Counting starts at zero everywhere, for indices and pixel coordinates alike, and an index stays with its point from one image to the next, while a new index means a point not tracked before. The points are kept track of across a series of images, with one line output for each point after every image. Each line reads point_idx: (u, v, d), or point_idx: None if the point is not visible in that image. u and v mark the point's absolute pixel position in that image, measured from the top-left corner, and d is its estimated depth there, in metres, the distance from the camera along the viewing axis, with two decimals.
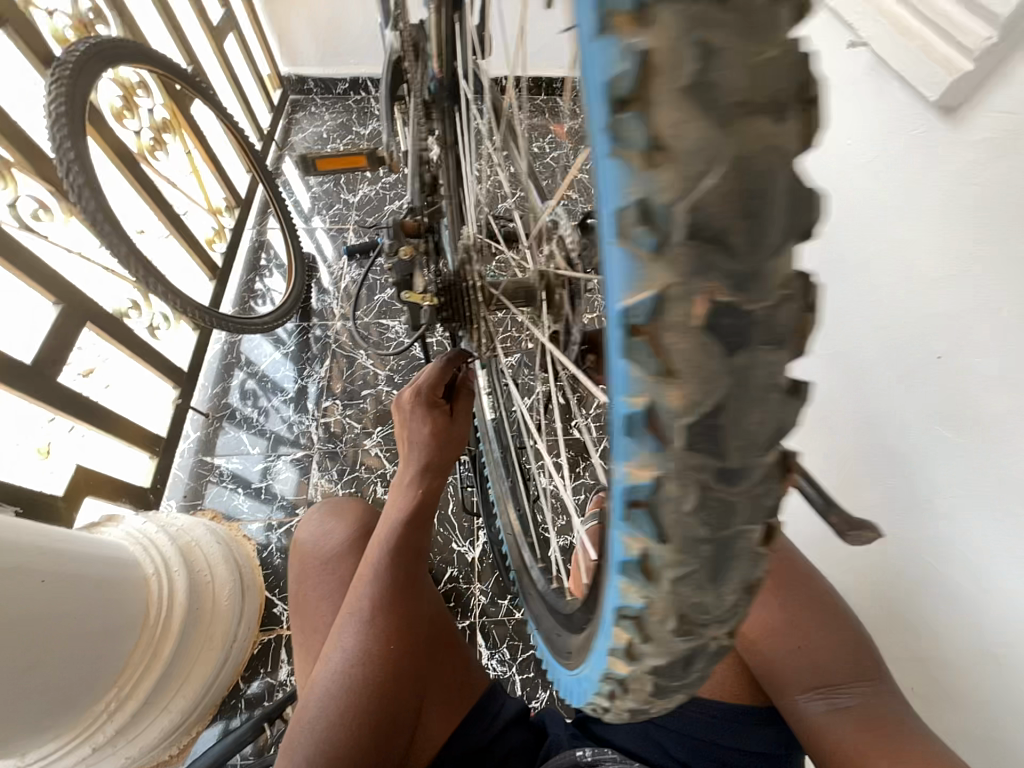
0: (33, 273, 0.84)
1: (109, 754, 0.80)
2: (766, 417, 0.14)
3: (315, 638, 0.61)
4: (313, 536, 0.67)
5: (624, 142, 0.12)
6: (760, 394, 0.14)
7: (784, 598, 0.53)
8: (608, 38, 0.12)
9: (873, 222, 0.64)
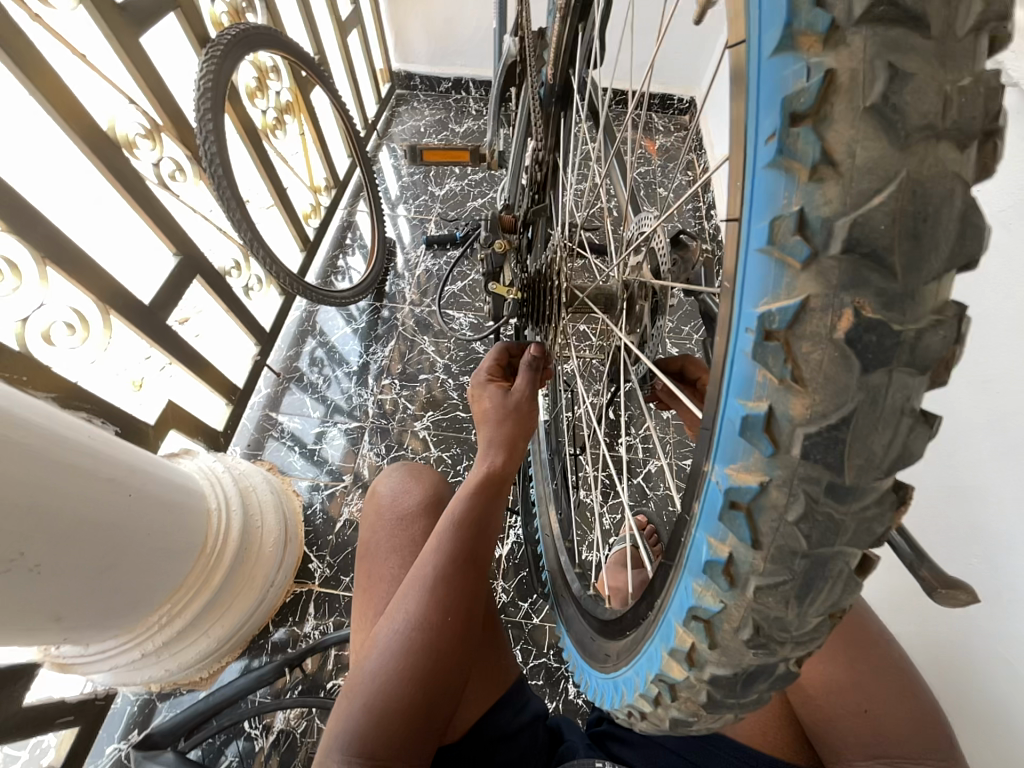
0: (161, 224, 0.94)
1: (153, 663, 0.87)
2: (882, 427, 0.20)
3: (377, 588, 0.64)
4: (389, 491, 0.71)
5: (784, 242, 0.20)
6: (882, 409, 0.20)
7: (871, 682, 0.48)
8: (784, 181, 0.20)
9: (986, 271, 0.59)
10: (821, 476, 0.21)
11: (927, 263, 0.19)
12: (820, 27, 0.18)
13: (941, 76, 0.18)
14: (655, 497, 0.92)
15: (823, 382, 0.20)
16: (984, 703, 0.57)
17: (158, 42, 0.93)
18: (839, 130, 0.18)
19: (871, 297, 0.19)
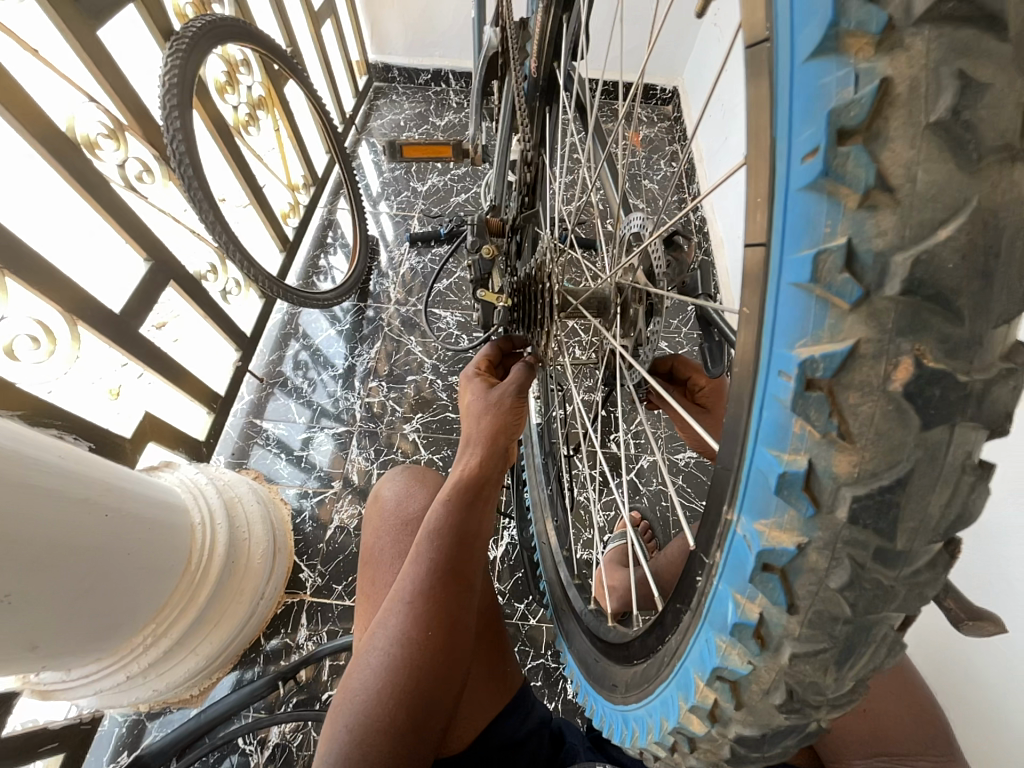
0: (130, 228, 0.90)
1: (140, 684, 0.84)
2: (934, 484, 0.19)
3: (376, 598, 0.62)
4: (393, 494, 0.70)
5: (831, 280, 0.19)
6: (937, 465, 0.19)
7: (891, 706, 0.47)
8: (827, 207, 0.18)
9: None
10: (868, 530, 0.20)
11: (989, 312, 0.18)
12: (873, 28, 0.16)
13: (1013, 85, 0.16)
14: (649, 492, 0.91)
15: (871, 429, 0.19)
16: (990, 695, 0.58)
17: (118, 34, 0.88)
18: (893, 152, 0.17)
19: (928, 342, 0.18)
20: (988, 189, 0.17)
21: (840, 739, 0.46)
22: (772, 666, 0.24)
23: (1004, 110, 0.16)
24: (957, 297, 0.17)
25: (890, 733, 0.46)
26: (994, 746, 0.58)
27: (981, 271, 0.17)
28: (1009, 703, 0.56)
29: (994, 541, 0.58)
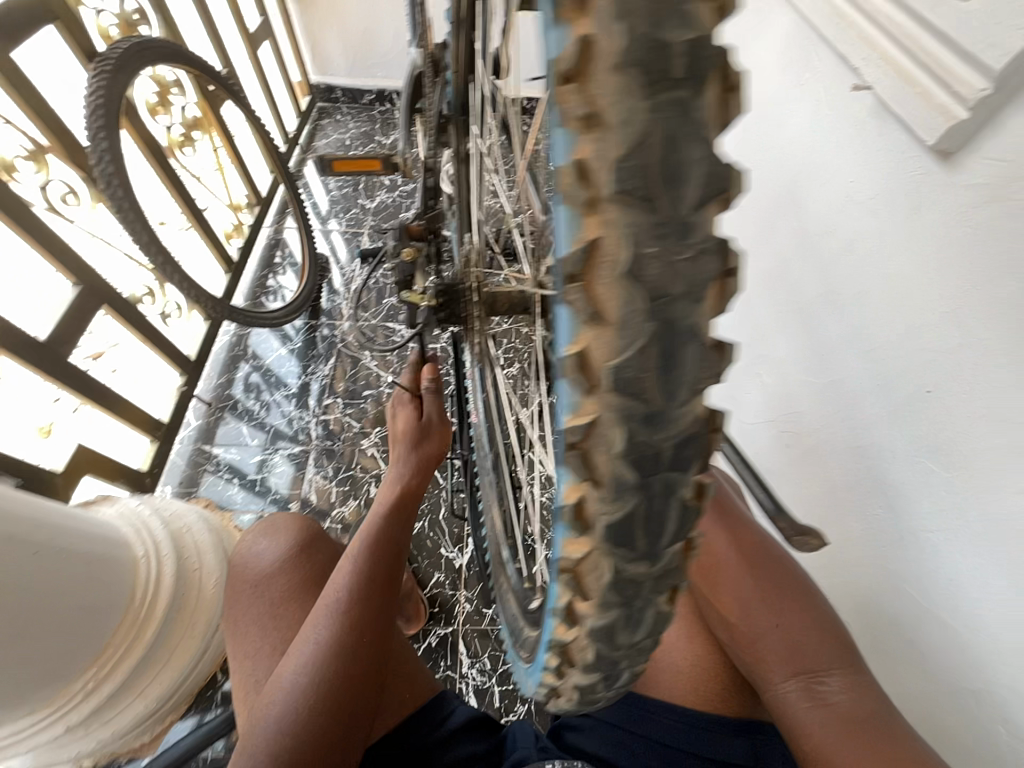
0: (55, 253, 0.87)
1: (81, 736, 0.79)
2: (673, 406, 0.23)
3: (248, 667, 0.63)
4: (249, 554, 0.69)
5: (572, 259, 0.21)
6: (675, 381, 0.23)
7: (802, 618, 0.51)
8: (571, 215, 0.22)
9: (884, 250, 0.68)
10: (632, 461, 0.24)
11: (689, 284, 0.21)
12: (560, 29, 0.20)
13: (703, 202, 0.21)
14: None
15: (612, 473, 0.24)
16: (907, 637, 0.65)
17: (37, 57, 0.86)
18: (598, 271, 0.21)
19: (640, 355, 0.22)
20: (668, 296, 0.21)
21: (765, 664, 0.50)
22: (593, 539, 0.26)
23: (679, 236, 0.21)
24: (660, 382, 0.23)
25: (810, 657, 0.49)
26: (913, 682, 0.63)
27: (679, 357, 0.22)
28: (923, 641, 0.62)
29: (900, 495, 0.65)
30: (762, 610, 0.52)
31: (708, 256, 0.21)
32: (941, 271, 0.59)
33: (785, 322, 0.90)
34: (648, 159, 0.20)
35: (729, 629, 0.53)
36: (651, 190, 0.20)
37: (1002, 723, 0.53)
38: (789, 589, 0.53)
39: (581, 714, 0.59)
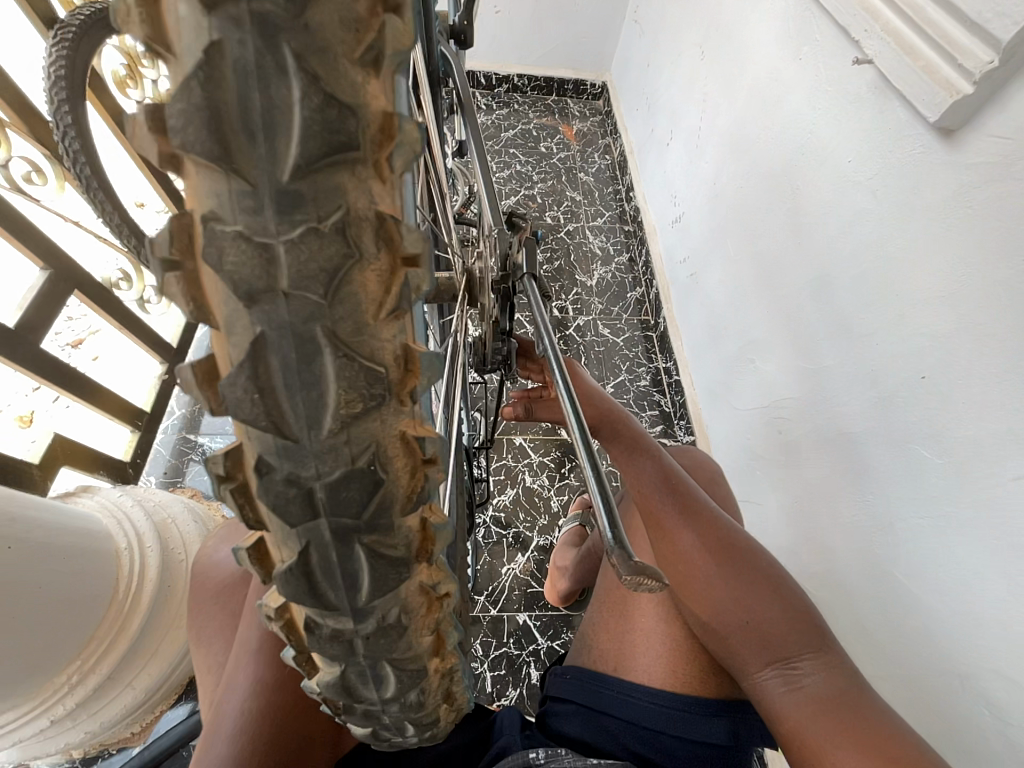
0: (23, 236, 0.83)
1: (66, 730, 0.77)
2: (325, 448, 0.20)
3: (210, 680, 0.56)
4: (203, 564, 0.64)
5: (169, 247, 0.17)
6: (303, 413, 0.19)
7: (767, 609, 0.49)
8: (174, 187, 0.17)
9: (880, 232, 0.67)
10: (292, 504, 0.21)
11: (322, 291, 0.18)
12: None
13: (326, 164, 0.16)
14: (601, 475, 1.17)
15: (272, 513, 0.21)
16: (888, 620, 0.65)
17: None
18: (174, 284, 0.18)
19: (258, 380, 0.18)
20: (293, 304, 0.18)
21: (738, 655, 0.49)
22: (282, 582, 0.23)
23: (292, 221, 0.17)
24: (309, 497, 0.21)
25: (782, 646, 0.47)
26: (891, 661, 0.64)
27: (337, 441, 0.20)
28: (905, 624, 0.63)
29: (890, 480, 0.65)
30: (726, 603, 0.50)
31: (364, 264, 0.18)
32: (937, 253, 0.59)
33: (777, 307, 0.89)
34: (226, 114, 0.15)
35: (700, 624, 0.52)
36: (230, 151, 0.16)
37: (985, 705, 0.53)
38: (755, 575, 0.51)
39: (562, 699, 0.59)
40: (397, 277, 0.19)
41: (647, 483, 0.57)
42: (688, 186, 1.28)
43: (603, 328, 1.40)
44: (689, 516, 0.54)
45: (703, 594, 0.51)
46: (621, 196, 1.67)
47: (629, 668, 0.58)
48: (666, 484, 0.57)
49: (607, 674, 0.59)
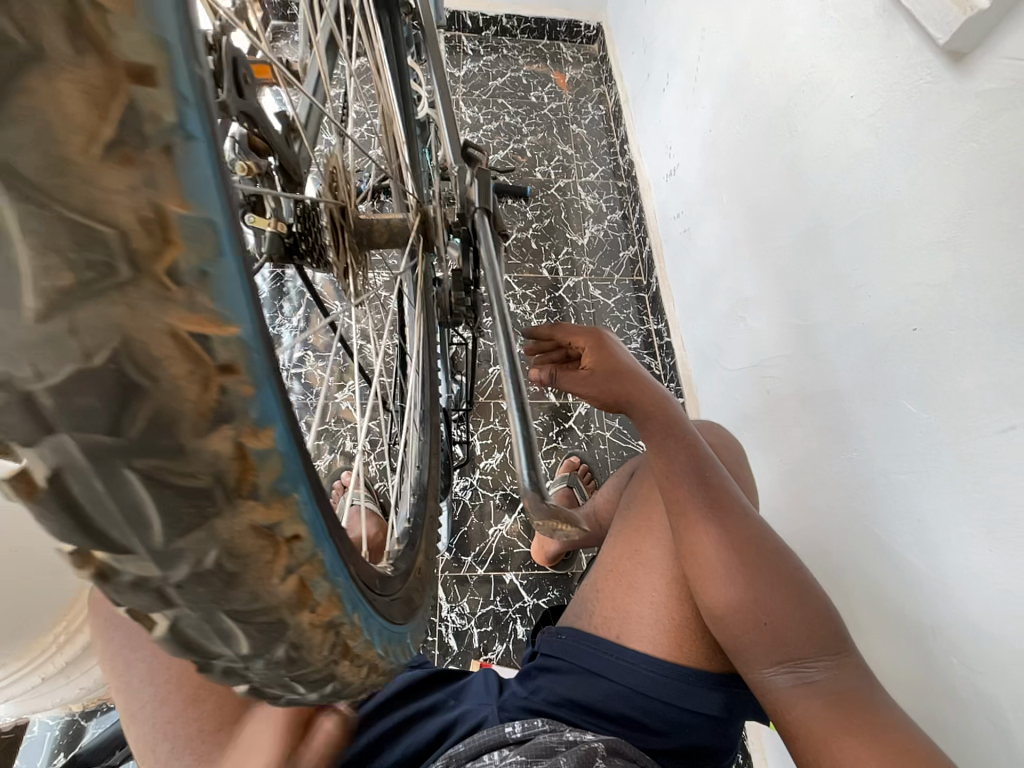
0: None
1: (58, 686, 0.77)
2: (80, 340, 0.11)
3: None
4: None
5: None
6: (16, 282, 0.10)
7: (787, 610, 0.47)
8: None
9: (878, 172, 0.62)
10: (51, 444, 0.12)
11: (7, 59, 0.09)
12: None
13: None
14: (588, 438, 1.16)
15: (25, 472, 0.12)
16: (863, 575, 0.65)
17: None
18: None
19: None
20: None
21: (748, 653, 0.48)
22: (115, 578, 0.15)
23: None
24: (27, 404, 0.12)
25: (799, 647, 0.46)
26: (866, 614, 0.65)
27: (50, 326, 0.11)
28: (881, 578, 0.63)
29: (874, 436, 0.63)
30: (744, 602, 0.48)
31: (58, 70, 0.10)
32: (938, 193, 0.55)
33: (769, 261, 0.85)
34: None
35: (714, 618, 0.50)
36: None
37: (954, 656, 0.54)
38: (779, 574, 0.48)
39: (555, 658, 0.59)
40: (121, 99, 0.10)
41: (678, 473, 0.54)
42: (683, 135, 1.21)
43: (594, 289, 1.36)
44: (715, 512, 0.51)
45: (722, 590, 0.49)
46: (615, 149, 1.58)
47: (628, 631, 0.58)
48: (698, 477, 0.54)
49: (606, 640, 0.59)
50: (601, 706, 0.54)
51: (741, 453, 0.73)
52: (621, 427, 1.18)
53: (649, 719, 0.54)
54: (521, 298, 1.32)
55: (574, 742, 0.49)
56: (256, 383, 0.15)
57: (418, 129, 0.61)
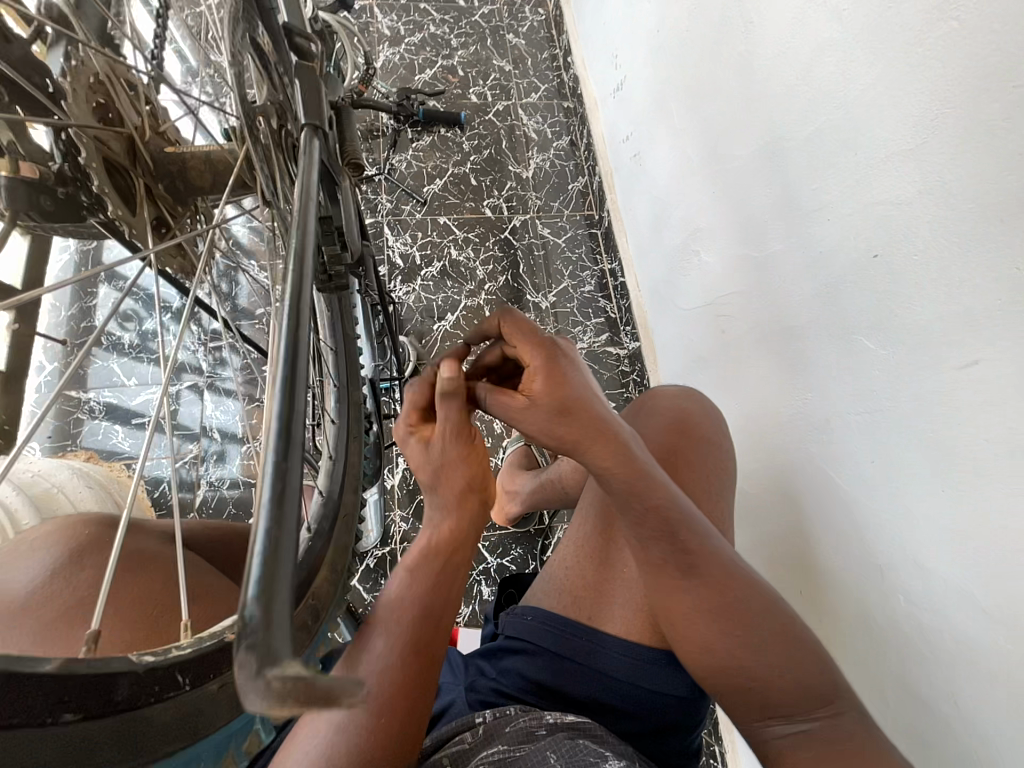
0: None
1: None
2: None
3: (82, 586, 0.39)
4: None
5: None
6: None
7: (769, 664, 0.47)
8: None
9: (842, 69, 0.53)
10: None
11: None
12: None
13: None
14: None
15: None
16: (817, 515, 0.64)
17: None
18: None
19: None
20: None
21: (741, 708, 0.48)
22: None
23: None
24: None
25: (787, 699, 0.47)
26: (818, 553, 0.65)
27: None
28: (833, 518, 0.62)
29: (830, 374, 0.60)
30: (736, 663, 0.47)
31: None
32: (906, 90, 0.47)
33: (723, 185, 0.76)
34: None
35: (702, 672, 0.49)
36: None
37: (902, 593, 0.53)
38: (767, 632, 0.48)
39: (524, 639, 0.58)
40: None
41: (648, 526, 0.48)
42: (630, 39, 1.06)
43: (542, 227, 1.24)
44: (694, 577, 0.49)
45: (711, 653, 0.48)
46: (558, 62, 1.39)
47: (599, 614, 0.57)
48: (672, 533, 0.49)
49: (576, 621, 0.57)
50: (574, 686, 0.55)
51: (718, 420, 0.69)
52: None
53: (618, 698, 0.54)
54: (463, 242, 1.20)
55: (553, 729, 0.48)
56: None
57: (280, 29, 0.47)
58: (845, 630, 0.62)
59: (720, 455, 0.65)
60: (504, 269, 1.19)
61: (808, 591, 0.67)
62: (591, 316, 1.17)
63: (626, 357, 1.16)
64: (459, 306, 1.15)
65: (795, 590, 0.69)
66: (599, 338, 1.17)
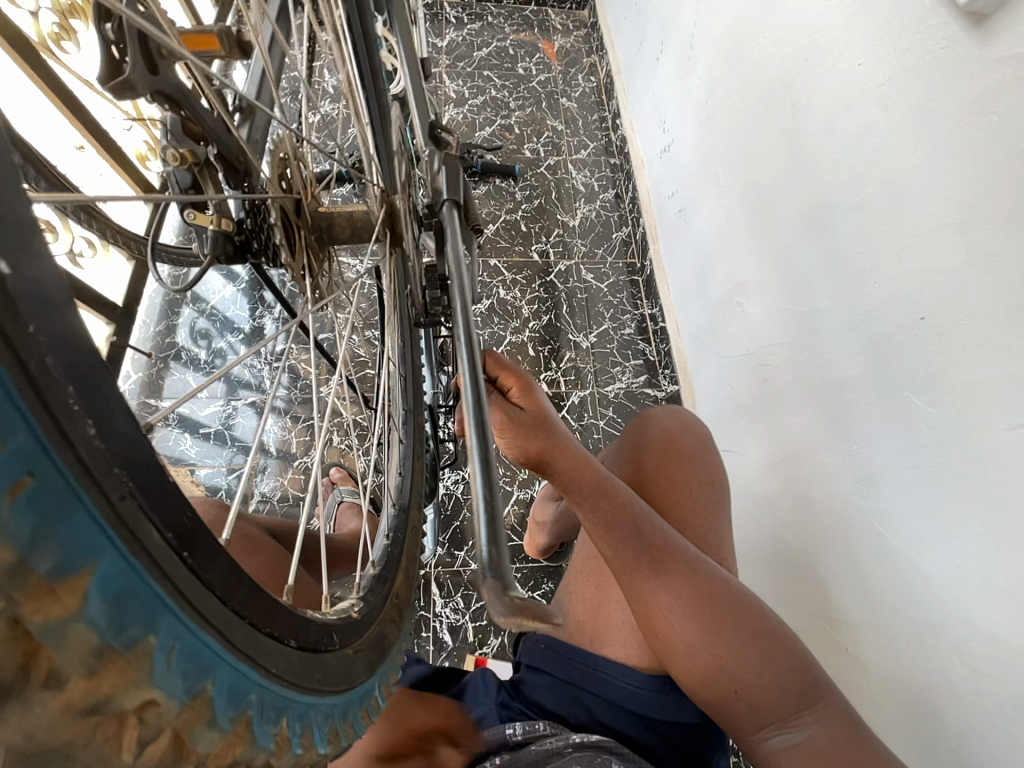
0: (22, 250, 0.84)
1: None
2: None
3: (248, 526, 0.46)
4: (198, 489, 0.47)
5: None
6: None
7: (754, 661, 0.44)
8: None
9: (887, 149, 0.59)
10: None
11: None
12: None
13: None
14: (582, 427, 1.14)
15: None
16: (860, 567, 0.64)
17: None
18: None
19: None
20: None
21: (732, 720, 0.44)
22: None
23: None
24: None
25: (774, 707, 0.43)
26: (864, 607, 0.63)
27: None
28: (880, 572, 0.61)
29: (872, 428, 0.62)
30: (718, 673, 0.44)
31: None
32: (951, 170, 0.52)
33: (767, 243, 0.81)
34: None
35: (691, 684, 0.45)
36: None
37: (955, 654, 0.52)
38: (749, 631, 0.45)
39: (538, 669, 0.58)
40: None
41: (619, 526, 0.46)
42: (678, 108, 1.15)
43: (586, 272, 1.31)
44: (669, 573, 0.46)
45: (691, 659, 0.44)
46: (606, 125, 1.51)
47: None
48: (641, 534, 0.47)
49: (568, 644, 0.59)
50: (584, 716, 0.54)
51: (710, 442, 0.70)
52: (615, 415, 1.16)
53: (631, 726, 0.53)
54: (511, 283, 1.28)
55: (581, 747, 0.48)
56: (90, 572, 0.18)
57: (388, 106, 0.55)
58: (892, 692, 0.59)
59: (709, 474, 0.67)
60: (548, 309, 1.25)
61: (851, 647, 0.65)
62: (630, 357, 1.22)
63: (663, 399, 1.19)
64: (503, 341, 1.20)
65: (837, 648, 0.67)
66: (637, 379, 1.21)
